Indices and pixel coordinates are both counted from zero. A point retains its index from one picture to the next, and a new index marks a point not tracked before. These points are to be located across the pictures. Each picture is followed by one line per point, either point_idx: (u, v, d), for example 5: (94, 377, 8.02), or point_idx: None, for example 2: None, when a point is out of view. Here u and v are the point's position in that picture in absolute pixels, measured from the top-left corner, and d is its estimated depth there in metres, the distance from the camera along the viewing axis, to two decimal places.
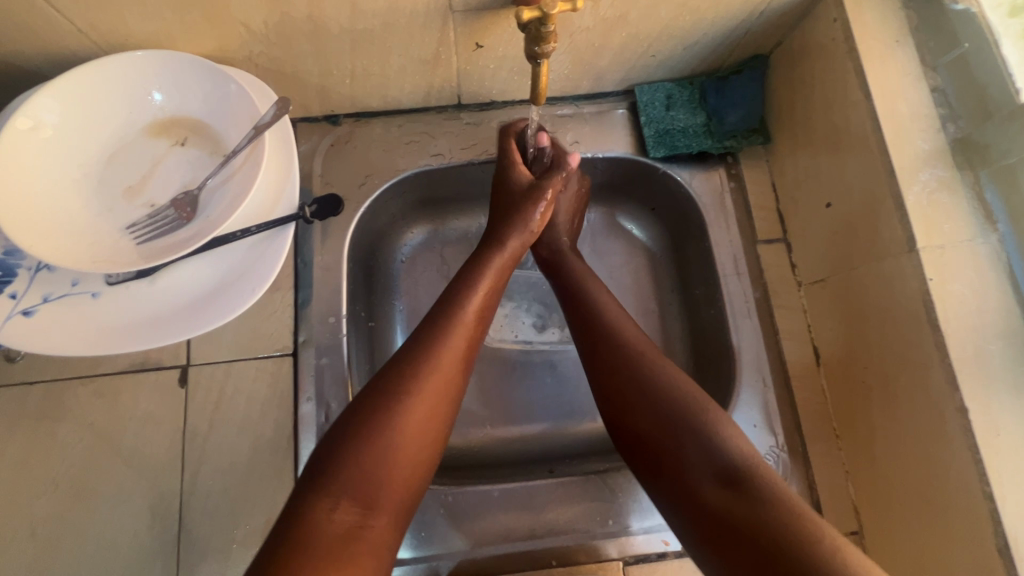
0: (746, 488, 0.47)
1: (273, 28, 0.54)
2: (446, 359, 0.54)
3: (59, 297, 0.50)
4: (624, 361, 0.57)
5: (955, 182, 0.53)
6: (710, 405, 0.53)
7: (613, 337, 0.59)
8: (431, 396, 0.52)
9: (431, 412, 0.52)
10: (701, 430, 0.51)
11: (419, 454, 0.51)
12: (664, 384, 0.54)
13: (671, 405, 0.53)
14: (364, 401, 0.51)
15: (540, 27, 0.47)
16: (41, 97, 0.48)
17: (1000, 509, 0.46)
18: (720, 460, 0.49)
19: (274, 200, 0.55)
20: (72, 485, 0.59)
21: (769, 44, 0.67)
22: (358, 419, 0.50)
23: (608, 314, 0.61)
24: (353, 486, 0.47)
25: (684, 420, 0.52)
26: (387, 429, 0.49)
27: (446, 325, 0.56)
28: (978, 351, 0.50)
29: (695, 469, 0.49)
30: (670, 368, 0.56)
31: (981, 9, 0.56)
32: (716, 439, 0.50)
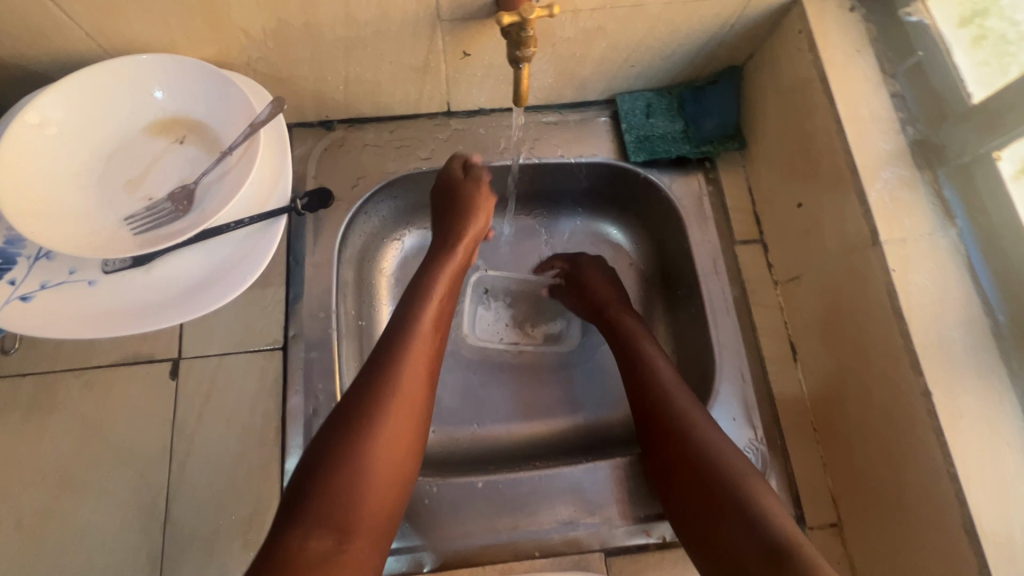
0: (790, 564, 0.48)
1: (271, 34, 0.57)
2: (411, 378, 0.57)
3: (56, 284, 0.52)
4: (671, 425, 0.59)
5: (915, 181, 0.57)
6: (748, 476, 0.55)
7: (667, 400, 0.61)
8: (399, 417, 0.55)
9: (401, 435, 0.55)
10: (741, 502, 0.53)
11: (390, 476, 0.54)
12: (702, 453, 0.57)
13: (717, 480, 0.55)
14: (333, 428, 0.53)
15: (520, 32, 0.50)
16: (50, 94, 0.51)
17: (965, 489, 0.48)
18: (764, 535, 0.50)
19: (267, 194, 0.58)
20: (60, 475, 0.60)
21: (742, 56, 0.71)
22: (331, 448, 0.52)
23: (662, 377, 0.63)
24: (327, 513, 0.49)
25: (727, 489, 0.54)
26: (361, 455, 0.52)
27: (406, 339, 0.59)
28: (940, 337, 0.52)
29: (738, 538, 0.51)
30: (718, 437, 0.58)
31: (934, 21, 0.59)
32: (764, 515, 0.52)
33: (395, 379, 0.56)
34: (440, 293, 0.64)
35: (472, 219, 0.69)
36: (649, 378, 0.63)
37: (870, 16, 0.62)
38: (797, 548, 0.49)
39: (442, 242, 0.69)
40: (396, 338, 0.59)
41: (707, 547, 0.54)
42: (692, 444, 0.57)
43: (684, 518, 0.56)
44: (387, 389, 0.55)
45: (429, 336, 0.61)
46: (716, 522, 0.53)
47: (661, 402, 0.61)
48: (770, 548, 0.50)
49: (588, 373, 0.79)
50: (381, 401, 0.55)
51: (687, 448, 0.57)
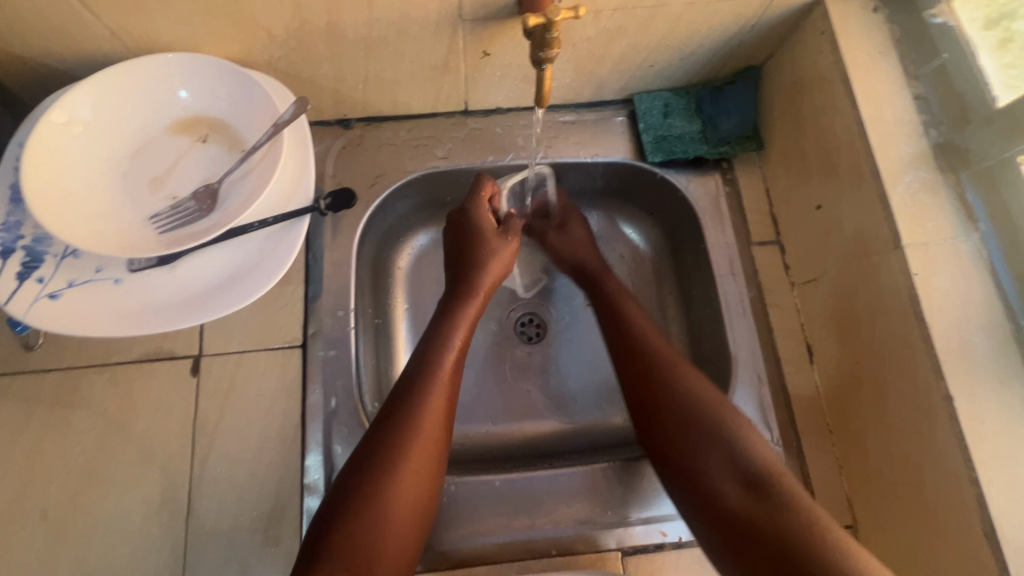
0: (767, 492, 0.51)
1: (294, 34, 0.58)
2: (431, 421, 0.57)
3: (83, 282, 0.52)
4: (655, 368, 0.61)
5: (938, 184, 0.56)
6: (720, 406, 0.57)
7: (649, 349, 0.63)
8: (420, 453, 0.55)
9: (421, 474, 0.55)
10: (717, 435, 0.56)
11: (411, 513, 0.54)
12: (683, 388, 0.59)
13: (693, 413, 0.57)
14: (356, 469, 0.54)
15: (545, 33, 0.50)
16: (77, 93, 0.52)
17: (986, 494, 0.48)
18: (742, 465, 0.53)
19: (290, 194, 0.58)
20: (84, 470, 0.61)
21: (761, 57, 0.71)
22: (352, 495, 0.52)
23: (645, 331, 0.65)
24: (351, 555, 0.50)
25: (702, 425, 0.57)
26: (383, 500, 0.52)
27: (426, 376, 0.60)
28: (962, 341, 0.52)
29: (716, 469, 0.54)
30: (693, 376, 0.60)
31: (959, 23, 0.59)
32: (740, 445, 0.54)
33: (415, 423, 0.56)
34: (461, 339, 0.65)
35: (484, 275, 0.70)
36: (636, 332, 0.66)
37: (894, 17, 0.62)
38: (775, 476, 0.52)
39: (459, 292, 0.69)
40: (416, 381, 0.59)
41: (686, 481, 0.56)
42: (670, 382, 0.60)
43: (658, 452, 0.59)
44: (408, 433, 0.55)
45: (449, 379, 0.61)
46: (693, 456, 0.56)
47: (644, 350, 0.63)
48: (748, 478, 0.53)
49: (604, 371, 0.79)
50: (401, 445, 0.55)
51: (666, 387, 0.60)
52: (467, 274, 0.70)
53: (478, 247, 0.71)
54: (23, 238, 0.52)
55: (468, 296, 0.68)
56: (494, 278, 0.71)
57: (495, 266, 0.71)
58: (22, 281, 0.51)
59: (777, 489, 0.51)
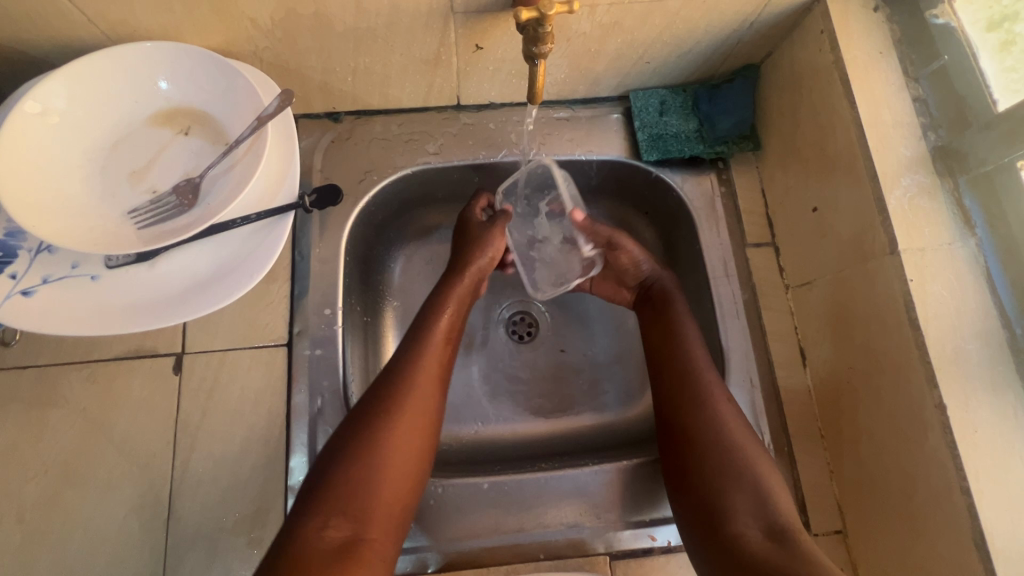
0: (789, 543, 0.50)
1: (279, 24, 0.56)
2: (424, 379, 0.59)
3: (58, 278, 0.51)
4: (694, 400, 0.61)
5: (935, 189, 0.56)
6: (757, 455, 0.57)
7: (692, 377, 0.62)
8: (414, 413, 0.57)
9: (412, 433, 0.56)
10: (748, 479, 0.55)
11: (404, 472, 0.54)
12: (722, 426, 0.59)
13: (731, 453, 0.57)
14: (352, 423, 0.55)
15: (537, 27, 0.49)
16: (51, 83, 0.50)
17: (977, 504, 0.48)
18: (769, 513, 0.53)
19: (274, 189, 0.57)
20: (62, 470, 0.59)
21: (759, 55, 0.70)
22: (348, 445, 0.54)
23: (692, 352, 0.64)
24: (344, 503, 0.51)
25: (737, 466, 0.56)
26: (376, 452, 0.53)
27: (421, 340, 0.61)
28: (956, 349, 0.51)
29: (743, 510, 0.54)
30: (733, 415, 0.60)
31: (961, 24, 0.58)
32: (771, 496, 0.54)
33: (409, 380, 0.58)
34: (450, 312, 0.65)
35: (480, 255, 0.69)
36: (680, 353, 0.64)
37: (895, 17, 0.61)
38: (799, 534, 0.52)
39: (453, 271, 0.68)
40: (411, 344, 0.61)
41: (707, 517, 0.56)
42: (710, 418, 0.59)
43: (684, 485, 0.59)
44: (400, 389, 0.57)
45: (440, 344, 0.62)
46: (721, 494, 0.55)
47: (689, 378, 0.62)
48: (773, 527, 0.52)
49: (596, 371, 0.78)
50: (395, 398, 0.57)
51: (706, 422, 0.59)
52: (462, 252, 0.70)
53: (473, 230, 0.71)
54: None
55: (459, 274, 0.68)
56: (489, 258, 0.69)
57: (493, 248, 0.69)
58: None
59: (801, 545, 0.50)
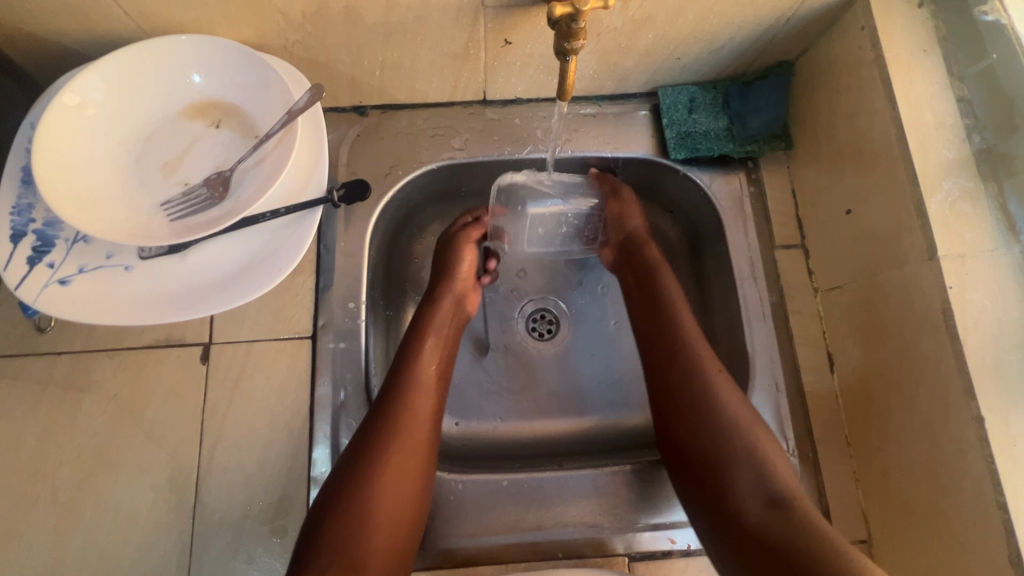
0: (789, 516, 0.52)
1: (310, 18, 0.56)
2: (415, 423, 0.59)
3: (93, 268, 0.52)
4: (688, 383, 0.61)
5: (978, 193, 0.54)
6: (756, 428, 0.58)
7: (684, 362, 0.62)
8: (410, 452, 0.57)
9: (403, 477, 0.56)
10: (746, 457, 0.56)
11: (401, 507, 0.55)
12: (721, 404, 0.59)
13: (728, 434, 0.57)
14: (347, 466, 0.55)
15: (571, 23, 0.48)
16: (88, 75, 0.51)
17: (1013, 519, 0.46)
18: (769, 487, 0.55)
19: (302, 185, 0.57)
20: (93, 454, 0.61)
21: (794, 52, 0.68)
22: (338, 492, 0.54)
23: (686, 332, 0.64)
24: (343, 548, 0.51)
25: (735, 449, 0.57)
26: (368, 500, 0.54)
27: (410, 376, 0.62)
28: (997, 359, 0.50)
29: (744, 485, 0.55)
30: (730, 391, 0.60)
31: (1011, 21, 0.56)
32: (768, 474, 0.55)
33: (396, 424, 0.58)
34: (436, 338, 0.66)
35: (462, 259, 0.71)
36: (673, 335, 0.64)
37: (940, 13, 0.59)
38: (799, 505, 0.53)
39: (436, 286, 0.70)
40: (395, 388, 0.60)
41: (710, 496, 0.56)
42: (708, 396, 0.59)
43: (686, 469, 0.59)
44: (387, 435, 0.57)
45: (430, 387, 0.62)
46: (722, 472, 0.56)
47: (683, 361, 0.62)
48: (773, 500, 0.54)
49: (616, 370, 0.78)
50: (386, 445, 0.56)
51: (703, 400, 0.59)
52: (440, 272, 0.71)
53: (452, 245, 0.72)
54: (34, 221, 0.51)
55: (439, 300, 0.69)
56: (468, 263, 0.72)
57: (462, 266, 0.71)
58: (33, 266, 0.50)
59: (800, 516, 0.52)
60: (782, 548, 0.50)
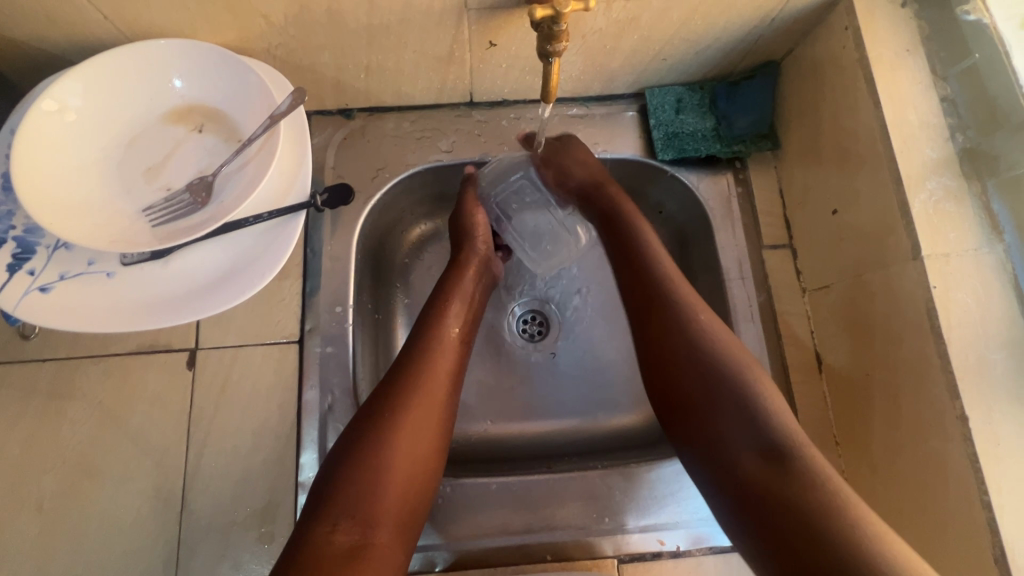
0: (786, 460, 0.48)
1: (293, 21, 0.56)
2: (436, 380, 0.58)
3: (75, 275, 0.51)
4: (672, 327, 0.57)
5: (962, 192, 0.54)
6: (750, 365, 0.55)
7: (669, 302, 0.59)
8: (423, 416, 0.55)
9: (421, 432, 0.54)
10: (739, 398, 0.52)
11: (412, 470, 0.53)
12: (709, 342, 0.56)
13: (717, 371, 0.54)
14: (360, 423, 0.54)
15: (552, 26, 0.48)
16: (68, 81, 0.50)
17: (997, 518, 0.47)
18: (763, 436, 0.50)
19: (286, 189, 0.57)
20: (78, 461, 0.61)
21: (780, 52, 0.68)
22: (354, 443, 0.52)
23: (670, 276, 0.61)
24: (351, 506, 0.49)
25: (726, 388, 0.53)
26: (385, 453, 0.52)
27: (429, 341, 0.60)
28: (980, 359, 0.50)
29: (733, 434, 0.51)
30: (726, 336, 0.57)
31: (993, 21, 0.56)
32: (762, 412, 0.51)
33: (417, 380, 0.57)
34: (460, 307, 0.65)
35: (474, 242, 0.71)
36: (659, 275, 0.61)
37: (923, 13, 0.59)
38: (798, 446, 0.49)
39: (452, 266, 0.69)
40: (419, 347, 0.60)
41: (702, 451, 0.53)
42: (691, 336, 0.56)
43: (673, 421, 0.56)
44: (410, 389, 0.56)
45: (452, 348, 0.61)
46: (710, 421, 0.52)
47: (666, 300, 0.59)
48: (767, 447, 0.49)
49: (607, 371, 0.77)
50: (408, 398, 0.55)
51: (687, 341, 0.56)
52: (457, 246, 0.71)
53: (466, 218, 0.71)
54: (14, 228, 0.51)
55: (464, 265, 0.69)
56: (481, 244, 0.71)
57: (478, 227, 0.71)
58: (13, 273, 0.50)
59: (795, 457, 0.48)
60: (778, 494, 0.46)
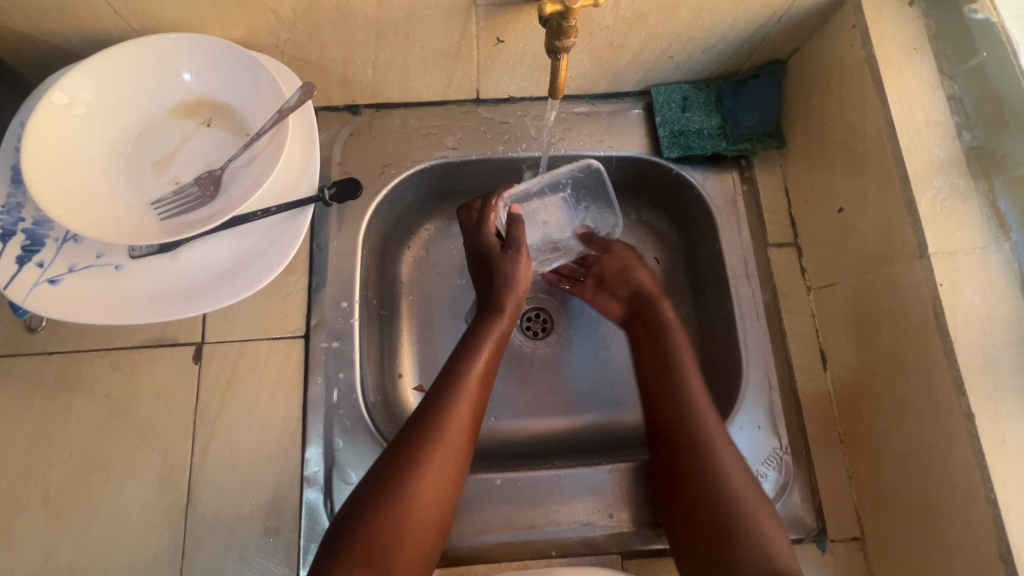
0: None
1: (301, 16, 0.56)
2: (458, 427, 0.57)
3: (83, 268, 0.52)
4: (696, 447, 0.58)
5: (969, 190, 0.54)
6: (760, 501, 0.55)
7: (692, 421, 0.60)
8: (440, 477, 0.54)
9: (439, 493, 0.54)
10: (749, 527, 0.53)
11: (424, 530, 0.52)
12: (726, 467, 0.57)
13: (729, 497, 0.55)
14: (378, 476, 0.53)
15: (562, 22, 0.48)
16: (78, 74, 0.50)
17: (1004, 516, 0.47)
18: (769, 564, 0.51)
19: (294, 183, 0.57)
20: (85, 454, 0.61)
21: (787, 50, 0.68)
22: (373, 495, 0.52)
23: (691, 398, 0.61)
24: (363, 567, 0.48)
25: (737, 513, 0.54)
26: (403, 506, 0.52)
27: (451, 394, 0.58)
28: (987, 357, 0.50)
29: (746, 564, 0.52)
30: (738, 463, 0.58)
31: (1001, 19, 0.56)
32: (771, 543, 0.52)
33: (439, 429, 0.56)
34: (487, 356, 0.63)
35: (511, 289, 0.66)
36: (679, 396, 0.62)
37: (930, 12, 0.59)
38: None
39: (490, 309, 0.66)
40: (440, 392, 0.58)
41: (708, 574, 0.53)
42: (714, 465, 0.57)
43: (687, 542, 0.56)
44: (429, 441, 0.55)
45: (474, 389, 0.60)
46: (725, 545, 0.53)
47: (687, 422, 0.60)
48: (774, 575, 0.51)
49: (613, 369, 0.78)
50: (426, 460, 0.54)
51: (710, 470, 0.57)
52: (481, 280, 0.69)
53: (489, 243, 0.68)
54: (23, 221, 0.51)
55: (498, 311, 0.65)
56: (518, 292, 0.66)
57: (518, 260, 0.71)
58: (22, 265, 0.50)
59: None
60: None
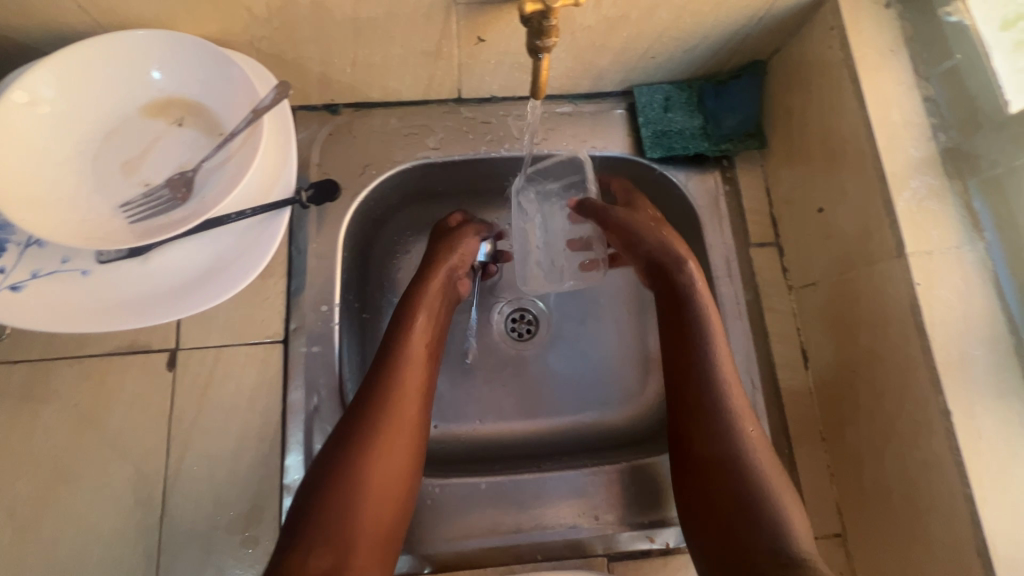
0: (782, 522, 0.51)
1: (275, 13, 0.54)
2: (403, 417, 0.55)
3: (48, 273, 0.50)
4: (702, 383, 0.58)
5: (944, 191, 0.55)
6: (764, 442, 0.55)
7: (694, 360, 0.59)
8: (396, 439, 0.54)
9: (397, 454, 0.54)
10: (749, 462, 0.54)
11: (388, 492, 0.53)
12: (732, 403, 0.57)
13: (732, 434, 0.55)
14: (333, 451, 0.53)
15: (543, 21, 0.47)
16: (41, 72, 0.48)
17: (980, 512, 0.47)
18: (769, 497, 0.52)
19: (270, 185, 0.56)
20: (53, 466, 0.59)
21: (767, 51, 0.68)
22: (314, 502, 0.50)
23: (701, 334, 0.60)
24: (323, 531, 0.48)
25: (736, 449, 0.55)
26: (354, 492, 0.51)
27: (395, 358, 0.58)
28: (963, 354, 0.51)
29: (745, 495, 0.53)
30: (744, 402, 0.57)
31: (974, 22, 0.57)
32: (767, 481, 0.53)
33: (381, 418, 0.54)
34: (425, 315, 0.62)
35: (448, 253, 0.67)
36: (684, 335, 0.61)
37: (906, 14, 0.60)
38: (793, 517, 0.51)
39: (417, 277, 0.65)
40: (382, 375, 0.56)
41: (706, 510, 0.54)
42: (719, 401, 0.57)
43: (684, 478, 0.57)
44: (372, 427, 0.53)
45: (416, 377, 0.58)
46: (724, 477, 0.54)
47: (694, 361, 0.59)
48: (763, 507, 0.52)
49: (597, 370, 0.77)
50: (376, 426, 0.54)
51: (715, 405, 0.57)
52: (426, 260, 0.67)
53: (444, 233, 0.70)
54: None
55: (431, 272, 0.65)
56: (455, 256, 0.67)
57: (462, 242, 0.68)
58: None
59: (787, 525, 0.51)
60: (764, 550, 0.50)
